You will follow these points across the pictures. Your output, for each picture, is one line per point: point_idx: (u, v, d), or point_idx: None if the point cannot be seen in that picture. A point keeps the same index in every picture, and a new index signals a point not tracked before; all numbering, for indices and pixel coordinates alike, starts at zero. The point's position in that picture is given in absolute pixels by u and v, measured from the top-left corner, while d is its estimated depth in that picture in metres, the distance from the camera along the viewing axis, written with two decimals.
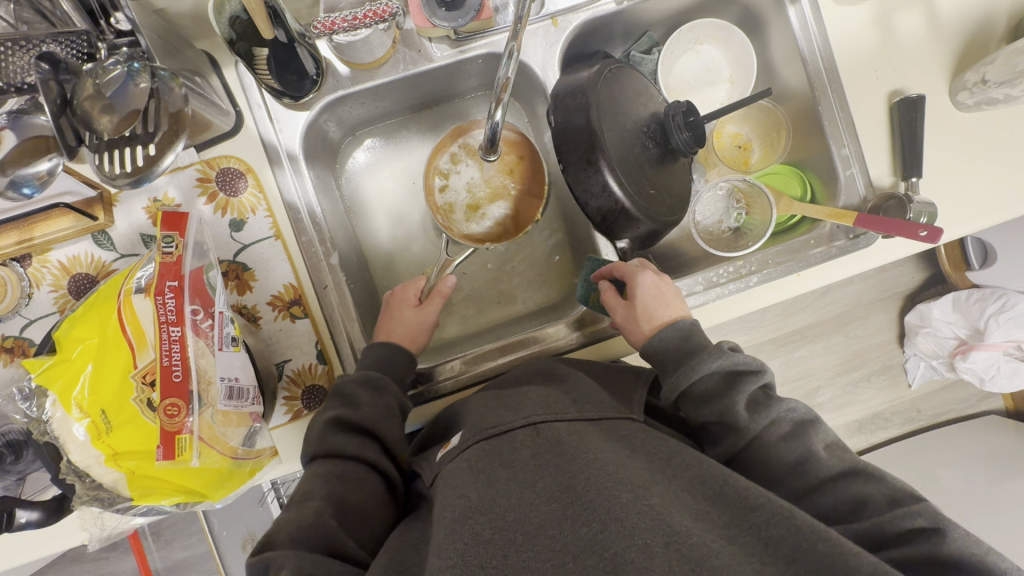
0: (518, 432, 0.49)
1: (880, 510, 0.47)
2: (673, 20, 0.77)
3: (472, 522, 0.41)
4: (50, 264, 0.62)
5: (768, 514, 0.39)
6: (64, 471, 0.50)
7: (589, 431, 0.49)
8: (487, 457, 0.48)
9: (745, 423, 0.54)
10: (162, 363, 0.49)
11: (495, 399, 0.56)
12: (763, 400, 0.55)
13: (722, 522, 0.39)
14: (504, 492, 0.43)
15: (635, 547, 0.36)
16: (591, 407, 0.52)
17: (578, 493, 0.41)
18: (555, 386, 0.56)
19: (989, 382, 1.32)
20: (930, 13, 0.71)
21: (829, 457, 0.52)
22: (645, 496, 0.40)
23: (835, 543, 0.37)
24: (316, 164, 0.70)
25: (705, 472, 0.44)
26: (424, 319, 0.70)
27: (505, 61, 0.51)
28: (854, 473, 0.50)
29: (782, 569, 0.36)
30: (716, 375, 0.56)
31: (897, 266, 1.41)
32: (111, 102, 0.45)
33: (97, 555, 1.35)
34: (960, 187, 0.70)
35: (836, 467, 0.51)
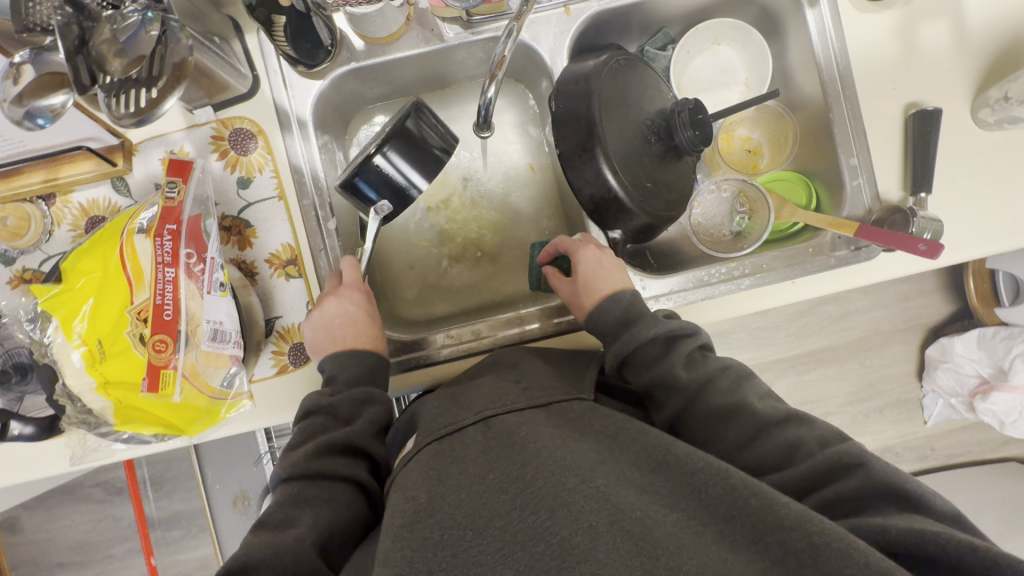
0: (470, 427, 0.50)
1: (811, 452, 0.47)
2: (691, 18, 0.76)
3: (421, 526, 0.41)
4: (72, 205, 0.67)
5: (707, 476, 0.40)
6: (58, 393, 0.54)
7: (538, 418, 0.48)
8: (440, 455, 0.48)
9: (682, 389, 0.54)
10: (155, 301, 0.53)
11: (452, 399, 0.57)
12: (697, 359, 0.57)
13: (666, 492, 0.40)
14: (453, 489, 0.43)
15: (581, 530, 0.36)
16: (542, 394, 0.52)
17: (525, 482, 0.41)
18: (506, 374, 0.57)
19: (1010, 425, 1.25)
20: (958, 27, 0.69)
21: (764, 405, 0.52)
22: (593, 477, 0.40)
23: (768, 499, 0.38)
24: (326, 134, 0.73)
25: (652, 444, 0.44)
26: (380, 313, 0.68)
27: (504, 40, 0.53)
28: (787, 420, 0.51)
29: (720, 528, 0.37)
30: (656, 344, 0.57)
31: (922, 297, 1.35)
32: (124, 47, 0.45)
33: (102, 499, 1.42)
34: (972, 206, 0.68)
35: (772, 415, 0.51)
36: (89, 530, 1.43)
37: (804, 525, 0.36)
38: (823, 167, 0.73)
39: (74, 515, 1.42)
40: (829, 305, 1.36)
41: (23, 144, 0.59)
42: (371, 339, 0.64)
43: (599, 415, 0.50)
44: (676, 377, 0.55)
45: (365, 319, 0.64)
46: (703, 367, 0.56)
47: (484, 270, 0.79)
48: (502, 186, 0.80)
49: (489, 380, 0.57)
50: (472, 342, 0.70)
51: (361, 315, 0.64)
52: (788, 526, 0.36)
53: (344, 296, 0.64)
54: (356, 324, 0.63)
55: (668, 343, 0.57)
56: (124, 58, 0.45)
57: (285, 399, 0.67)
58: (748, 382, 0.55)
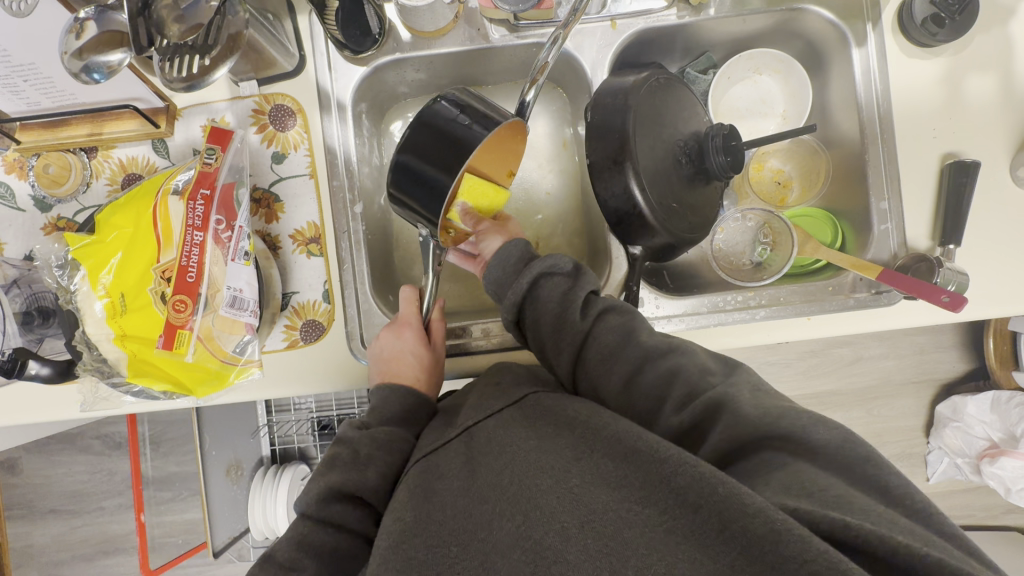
0: (454, 440, 0.49)
1: (691, 378, 0.49)
2: (735, 45, 0.76)
3: (408, 547, 0.42)
4: (112, 160, 0.69)
5: (674, 466, 0.38)
6: (77, 339, 0.56)
7: (512, 421, 0.48)
8: (425, 472, 0.48)
9: (574, 327, 0.56)
10: (180, 262, 0.54)
11: (445, 420, 0.57)
12: (605, 310, 0.57)
13: (637, 483, 0.39)
14: (439, 507, 0.44)
15: (553, 532, 0.38)
16: (520, 391, 0.53)
17: (503, 488, 0.42)
18: (488, 382, 0.57)
19: (1015, 493, 1.22)
20: (1005, 82, 0.68)
21: (652, 338, 0.54)
22: (565, 479, 0.41)
23: (733, 487, 0.35)
24: (363, 118, 0.74)
25: (620, 430, 0.42)
26: (436, 356, 0.66)
27: (548, 47, 0.55)
28: (672, 350, 0.52)
29: (691, 523, 0.35)
30: (553, 284, 0.59)
31: (938, 352, 1.33)
32: (183, 13, 0.46)
33: (100, 451, 1.45)
34: (1001, 262, 0.67)
35: (658, 346, 0.53)
36: (84, 481, 1.45)
37: (765, 513, 0.33)
38: (853, 208, 0.73)
39: (71, 464, 1.45)
40: (841, 348, 1.34)
41: (74, 97, 0.61)
42: (411, 376, 0.63)
43: (575, 403, 0.48)
44: (568, 318, 0.57)
45: (409, 357, 0.63)
46: (593, 304, 0.57)
47: None
48: (528, 190, 0.81)
49: (476, 388, 0.57)
50: (483, 341, 0.70)
51: (406, 353, 0.63)
52: (750, 512, 0.34)
53: (394, 331, 0.64)
54: (400, 361, 0.63)
55: (567, 279, 0.59)
56: (182, 25, 0.46)
57: (293, 373, 0.68)
58: (637, 319, 0.57)
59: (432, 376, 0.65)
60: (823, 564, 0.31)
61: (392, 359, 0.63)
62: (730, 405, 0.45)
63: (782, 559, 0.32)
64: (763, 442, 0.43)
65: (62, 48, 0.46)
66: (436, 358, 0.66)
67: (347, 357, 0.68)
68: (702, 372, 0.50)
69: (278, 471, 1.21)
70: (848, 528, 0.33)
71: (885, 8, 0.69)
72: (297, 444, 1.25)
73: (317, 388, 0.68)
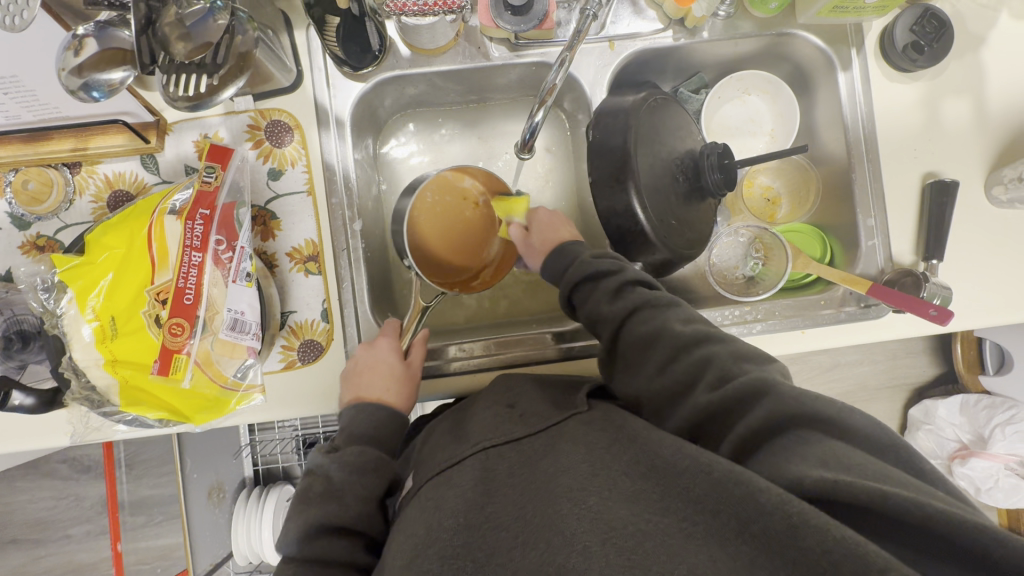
0: (467, 459, 0.49)
1: (723, 363, 0.49)
2: (726, 67, 0.79)
3: (420, 560, 0.42)
4: (97, 175, 0.66)
5: (692, 475, 0.38)
6: (63, 366, 0.53)
7: (538, 447, 0.47)
8: (436, 488, 0.48)
9: (607, 315, 0.58)
10: (178, 284, 0.53)
11: (453, 432, 0.57)
12: (630, 294, 0.58)
13: (657, 496, 0.39)
14: (450, 514, 0.44)
15: (575, 553, 0.37)
16: (536, 419, 0.51)
17: (525, 521, 0.41)
18: (503, 400, 0.56)
19: (985, 493, 1.30)
20: (979, 105, 0.72)
21: (684, 327, 0.54)
22: (584, 499, 0.40)
23: (751, 486, 0.36)
24: (361, 134, 0.73)
25: (640, 449, 0.43)
26: (411, 370, 0.64)
27: (555, 69, 0.56)
28: (707, 339, 0.53)
29: (712, 528, 0.36)
30: (589, 280, 0.61)
31: (910, 358, 1.38)
32: (189, 32, 0.45)
33: (67, 476, 1.37)
34: (980, 276, 0.70)
35: (690, 335, 0.53)
36: (49, 508, 1.37)
37: (782, 505, 0.34)
38: (840, 224, 0.75)
39: (35, 490, 1.36)
40: (818, 355, 1.39)
41: (58, 110, 0.58)
42: (382, 387, 0.61)
43: (593, 428, 0.48)
44: (602, 307, 0.58)
45: (379, 367, 0.62)
46: (626, 297, 0.58)
47: (498, 289, 0.81)
48: None
49: (483, 407, 0.57)
50: (483, 357, 0.70)
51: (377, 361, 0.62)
52: (767, 510, 0.35)
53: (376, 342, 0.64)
54: (373, 371, 0.61)
55: (600, 278, 0.60)
56: (188, 43, 0.45)
57: (292, 394, 0.66)
58: (671, 311, 0.56)
59: (403, 390, 0.62)
60: (845, 553, 0.31)
61: (365, 367, 0.62)
62: (770, 386, 0.45)
63: (802, 551, 0.33)
64: (799, 421, 0.42)
65: (60, 65, 0.45)
66: (411, 373, 0.63)
67: None
68: (736, 358, 0.50)
69: (264, 493, 1.16)
70: (884, 497, 0.33)
71: (868, 33, 0.72)
72: (282, 464, 1.19)
73: (317, 408, 0.67)
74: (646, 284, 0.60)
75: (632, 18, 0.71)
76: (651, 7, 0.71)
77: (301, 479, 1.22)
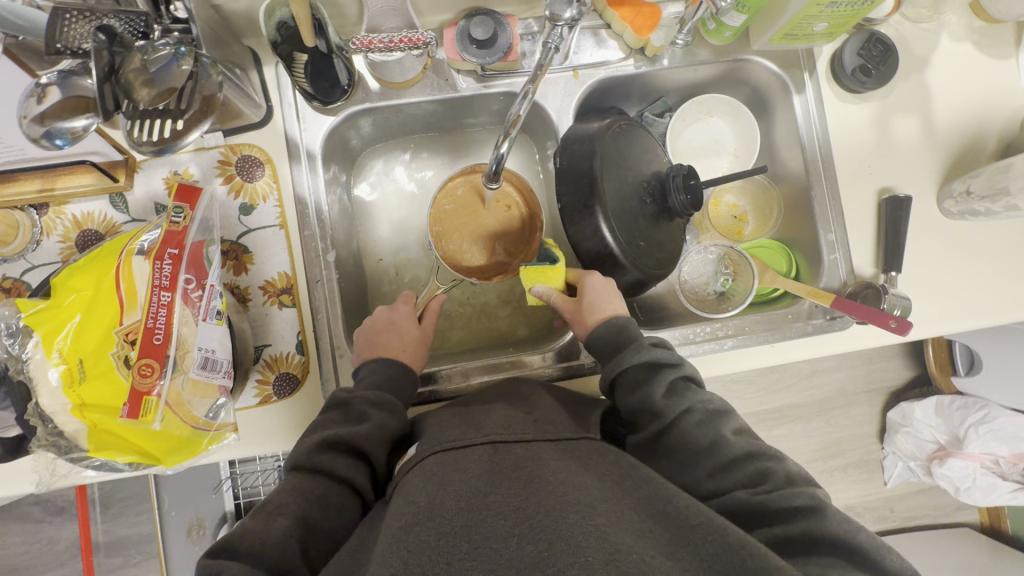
0: (477, 446, 0.51)
1: (776, 482, 0.52)
2: (688, 90, 0.81)
3: (417, 530, 0.42)
4: (64, 216, 0.66)
5: (706, 532, 0.42)
6: (29, 413, 0.52)
7: (544, 452, 0.50)
8: (443, 464, 0.49)
9: (659, 413, 0.58)
10: (146, 324, 0.52)
11: (461, 417, 0.58)
12: (681, 390, 0.60)
13: (665, 539, 0.42)
14: (454, 495, 0.45)
15: (577, 563, 0.37)
16: (551, 428, 0.54)
17: (528, 514, 0.42)
18: (518, 405, 0.60)
19: (964, 492, 1.30)
20: (927, 122, 0.76)
21: (735, 440, 0.56)
22: (593, 516, 0.41)
23: (763, 560, 0.40)
24: (333, 166, 0.74)
25: (653, 492, 0.47)
26: (424, 333, 0.70)
27: (519, 100, 0.57)
28: (757, 453, 0.55)
29: None
30: (646, 368, 0.61)
31: (884, 361, 1.41)
32: (154, 77, 0.46)
33: (40, 519, 1.33)
34: (937, 286, 0.73)
35: (740, 449, 0.56)
36: (20, 554, 1.32)
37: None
38: (802, 239, 0.78)
39: (7, 535, 1.32)
40: (796, 363, 1.41)
41: (23, 152, 0.59)
42: (397, 347, 0.66)
43: (604, 460, 0.51)
44: (656, 404, 0.58)
45: (399, 329, 0.68)
46: (683, 396, 0.59)
47: (477, 313, 0.82)
48: None
49: (502, 405, 0.59)
50: (463, 383, 0.71)
51: (397, 326, 0.69)
52: None
53: (392, 308, 0.70)
54: (391, 330, 0.68)
55: (655, 368, 0.61)
56: (152, 89, 0.46)
57: (270, 429, 0.65)
58: (721, 416, 0.59)
59: (416, 349, 0.68)
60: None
61: (384, 328, 0.68)
62: (821, 510, 0.49)
63: None
64: (833, 544, 0.46)
65: (21, 112, 0.45)
66: (423, 335, 0.70)
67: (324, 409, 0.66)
68: (789, 480, 0.53)
69: None
70: None
71: (819, 57, 0.75)
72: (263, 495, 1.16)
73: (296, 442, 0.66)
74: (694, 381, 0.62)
75: (595, 48, 0.74)
76: (612, 37, 0.74)
77: None
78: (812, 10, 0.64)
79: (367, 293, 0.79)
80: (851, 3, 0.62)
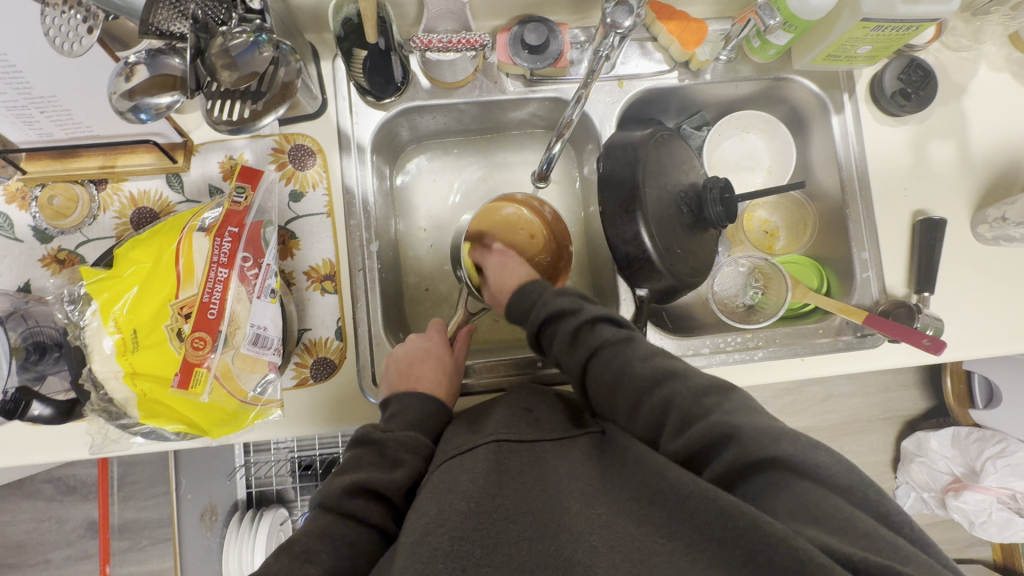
0: (481, 446, 0.49)
1: None
2: (726, 106, 0.83)
3: (430, 539, 0.40)
4: (122, 193, 0.68)
5: (696, 498, 0.39)
6: (84, 378, 0.54)
7: (548, 452, 0.49)
8: (448, 470, 0.47)
9: (570, 364, 0.59)
10: (203, 298, 0.54)
11: (466, 425, 0.56)
12: (582, 332, 0.59)
13: (664, 518, 0.40)
14: (461, 496, 0.43)
15: (582, 549, 0.39)
16: (550, 428, 0.53)
17: (536, 515, 0.42)
18: (516, 401, 0.57)
19: (979, 527, 1.28)
20: (963, 149, 0.77)
21: (691, 375, 0.51)
22: (595, 507, 0.43)
23: (756, 517, 0.36)
24: (379, 160, 0.76)
25: (647, 470, 0.44)
26: (455, 364, 0.68)
27: (572, 105, 0.60)
28: (719, 389, 0.49)
29: (716, 554, 0.36)
30: (549, 320, 0.62)
31: (902, 390, 1.40)
32: (235, 62, 0.49)
33: (51, 497, 1.34)
34: (969, 310, 0.73)
35: (703, 381, 0.50)
36: (30, 530, 1.33)
37: (789, 542, 0.34)
38: (836, 257, 0.79)
39: (18, 510, 1.33)
40: (812, 386, 1.41)
41: (90, 129, 0.61)
42: (434, 379, 0.64)
43: (608, 452, 0.49)
44: (563, 357, 0.59)
45: (433, 360, 0.66)
46: (585, 339, 0.58)
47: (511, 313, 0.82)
48: None
49: (501, 404, 0.57)
50: (493, 379, 0.70)
51: (429, 355, 0.66)
52: (774, 542, 0.34)
53: (422, 337, 0.69)
54: (426, 359, 0.65)
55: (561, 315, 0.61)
56: (233, 71, 0.50)
57: (305, 412, 0.67)
58: (632, 345, 0.56)
59: (449, 382, 0.66)
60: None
61: (417, 358, 0.65)
62: None
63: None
64: None
65: (111, 89, 0.48)
66: (455, 367, 0.68)
67: (358, 393, 0.67)
68: (696, 395, 0.48)
69: (257, 515, 1.14)
70: None
71: (859, 80, 0.77)
72: (275, 487, 1.19)
73: (329, 426, 0.67)
74: (610, 320, 0.59)
75: (639, 59, 0.76)
76: (658, 50, 0.76)
77: (294, 502, 1.20)
78: (857, 33, 0.65)
79: (402, 284, 0.81)
80: (896, 27, 0.64)
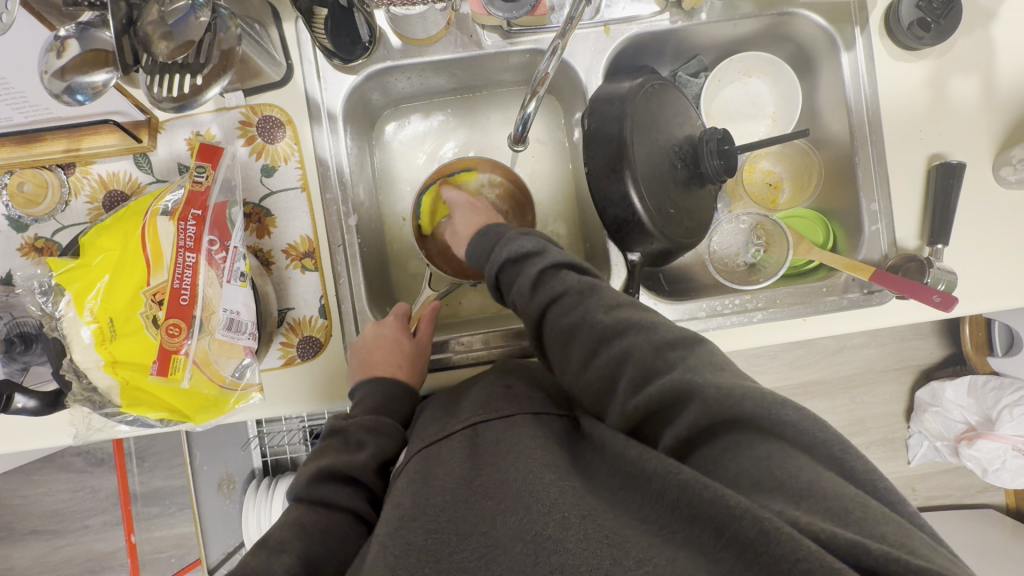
0: (457, 434, 0.49)
1: None
2: (726, 48, 0.77)
3: (404, 531, 0.40)
4: (91, 176, 0.66)
5: (664, 476, 0.38)
6: (64, 368, 0.53)
7: (523, 424, 0.47)
8: (426, 460, 0.47)
9: (527, 309, 0.55)
10: (173, 285, 0.53)
11: (445, 408, 0.55)
12: (542, 277, 0.55)
13: (637, 505, 0.39)
14: (438, 490, 0.43)
15: (554, 522, 0.37)
16: (530, 404, 0.51)
17: (508, 486, 0.41)
18: (498, 378, 0.56)
19: (992, 474, 1.26)
20: (988, 83, 0.70)
21: (673, 326, 0.48)
22: (569, 478, 0.41)
23: (728, 496, 0.35)
24: (354, 128, 0.72)
25: (615, 455, 0.43)
26: (418, 346, 0.66)
27: (547, 57, 0.54)
28: (699, 343, 0.46)
29: (688, 534, 0.36)
30: (511, 264, 0.59)
31: (917, 339, 1.36)
32: (172, 30, 0.47)
33: (82, 469, 1.40)
34: (986, 261, 0.69)
35: (681, 335, 0.47)
36: (65, 500, 1.40)
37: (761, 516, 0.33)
38: (843, 208, 0.74)
39: (51, 483, 1.39)
40: (824, 338, 1.37)
41: (50, 111, 0.58)
42: (392, 365, 0.62)
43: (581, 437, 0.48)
44: (520, 297, 0.56)
45: (389, 344, 0.63)
46: (543, 288, 0.55)
47: None
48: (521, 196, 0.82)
49: (480, 385, 0.55)
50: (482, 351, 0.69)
51: (387, 339, 0.64)
52: (739, 514, 0.33)
53: (381, 323, 0.66)
54: (380, 346, 0.63)
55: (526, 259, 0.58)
56: (170, 42, 0.47)
57: (293, 391, 0.66)
58: (593, 296, 0.52)
59: (412, 366, 0.65)
60: (816, 564, 0.30)
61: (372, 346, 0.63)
62: None
63: (775, 559, 0.31)
64: None
65: (43, 68, 0.48)
66: (418, 350, 0.66)
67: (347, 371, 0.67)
68: (658, 349, 0.46)
69: (273, 482, 1.17)
70: None
71: (872, 11, 0.70)
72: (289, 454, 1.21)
73: (318, 404, 0.67)
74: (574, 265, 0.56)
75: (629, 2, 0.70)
76: None
77: None
78: None
79: (388, 255, 0.79)
80: None
